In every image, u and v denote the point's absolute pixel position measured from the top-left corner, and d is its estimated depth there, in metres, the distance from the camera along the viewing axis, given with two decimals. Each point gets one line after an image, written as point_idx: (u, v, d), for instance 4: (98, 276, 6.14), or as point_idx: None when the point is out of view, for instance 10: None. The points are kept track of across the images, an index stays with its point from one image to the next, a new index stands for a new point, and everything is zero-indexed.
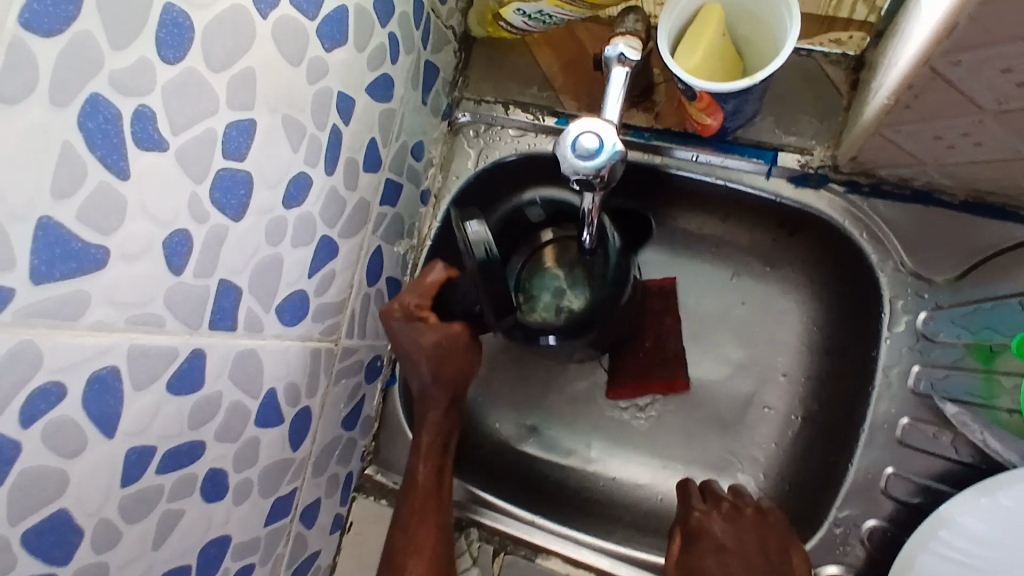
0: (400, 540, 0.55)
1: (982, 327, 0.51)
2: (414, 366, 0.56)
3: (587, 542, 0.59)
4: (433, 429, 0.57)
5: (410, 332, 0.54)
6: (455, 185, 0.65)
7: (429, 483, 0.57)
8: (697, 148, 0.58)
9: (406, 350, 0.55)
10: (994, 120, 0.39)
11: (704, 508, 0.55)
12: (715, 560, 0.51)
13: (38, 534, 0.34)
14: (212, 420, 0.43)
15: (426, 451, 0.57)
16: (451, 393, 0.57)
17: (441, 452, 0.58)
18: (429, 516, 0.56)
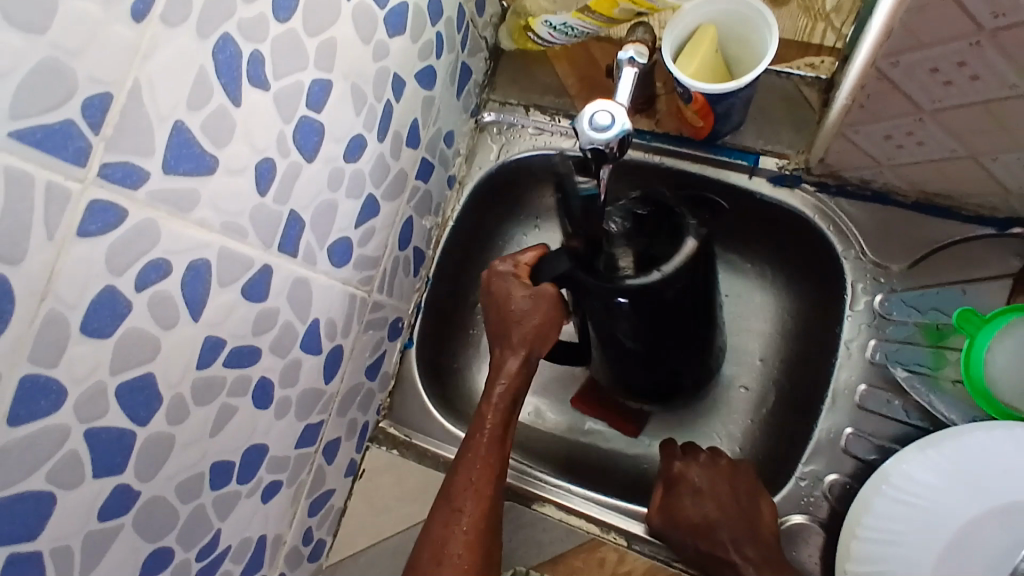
0: (454, 490, 0.57)
1: (929, 309, 0.60)
2: (496, 320, 0.60)
3: (579, 492, 0.65)
4: (505, 384, 0.59)
5: (506, 287, 0.60)
6: (477, 173, 0.74)
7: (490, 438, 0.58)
8: (691, 150, 0.67)
9: (495, 307, 0.61)
10: (931, 120, 0.49)
11: (684, 460, 0.62)
12: (689, 503, 0.59)
13: (133, 390, 0.40)
14: (268, 332, 0.50)
15: (494, 406, 0.59)
16: (525, 347, 0.59)
17: (513, 409, 0.59)
18: (486, 468, 0.57)
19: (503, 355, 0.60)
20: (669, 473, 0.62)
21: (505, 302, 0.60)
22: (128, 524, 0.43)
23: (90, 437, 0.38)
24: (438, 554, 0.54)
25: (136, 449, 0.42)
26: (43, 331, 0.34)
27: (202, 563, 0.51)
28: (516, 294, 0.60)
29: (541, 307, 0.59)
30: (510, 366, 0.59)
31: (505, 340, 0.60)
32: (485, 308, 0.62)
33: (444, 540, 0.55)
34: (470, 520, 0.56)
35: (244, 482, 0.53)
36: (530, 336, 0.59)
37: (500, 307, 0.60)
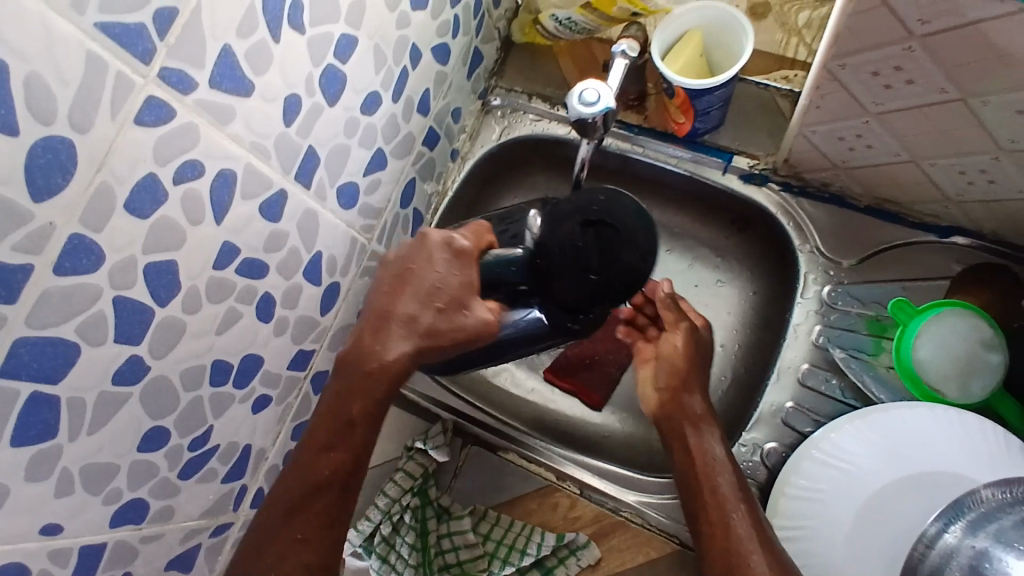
0: (299, 506, 0.51)
1: (872, 302, 0.67)
2: (404, 297, 0.52)
3: (584, 463, 0.68)
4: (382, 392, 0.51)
5: (437, 270, 0.52)
6: (479, 149, 0.80)
7: (334, 436, 0.52)
8: (673, 144, 0.74)
9: (411, 283, 0.52)
10: (877, 121, 0.56)
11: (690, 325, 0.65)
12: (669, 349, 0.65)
13: (157, 270, 0.46)
14: (277, 252, 0.57)
15: (368, 415, 0.52)
16: (392, 333, 0.51)
17: (369, 403, 0.52)
18: (333, 464, 0.52)
19: (387, 344, 0.51)
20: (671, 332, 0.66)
21: (396, 288, 0.52)
22: (135, 394, 0.49)
23: (116, 304, 0.44)
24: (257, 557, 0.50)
25: (152, 327, 0.48)
26: (94, 197, 0.40)
27: (192, 453, 0.56)
28: (443, 276, 0.52)
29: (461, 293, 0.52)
30: (366, 341, 0.52)
31: (387, 311, 0.52)
32: (378, 282, 0.54)
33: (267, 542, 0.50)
34: (287, 516, 0.50)
35: (238, 387, 0.58)
36: (439, 335, 0.51)
37: (401, 284, 0.53)
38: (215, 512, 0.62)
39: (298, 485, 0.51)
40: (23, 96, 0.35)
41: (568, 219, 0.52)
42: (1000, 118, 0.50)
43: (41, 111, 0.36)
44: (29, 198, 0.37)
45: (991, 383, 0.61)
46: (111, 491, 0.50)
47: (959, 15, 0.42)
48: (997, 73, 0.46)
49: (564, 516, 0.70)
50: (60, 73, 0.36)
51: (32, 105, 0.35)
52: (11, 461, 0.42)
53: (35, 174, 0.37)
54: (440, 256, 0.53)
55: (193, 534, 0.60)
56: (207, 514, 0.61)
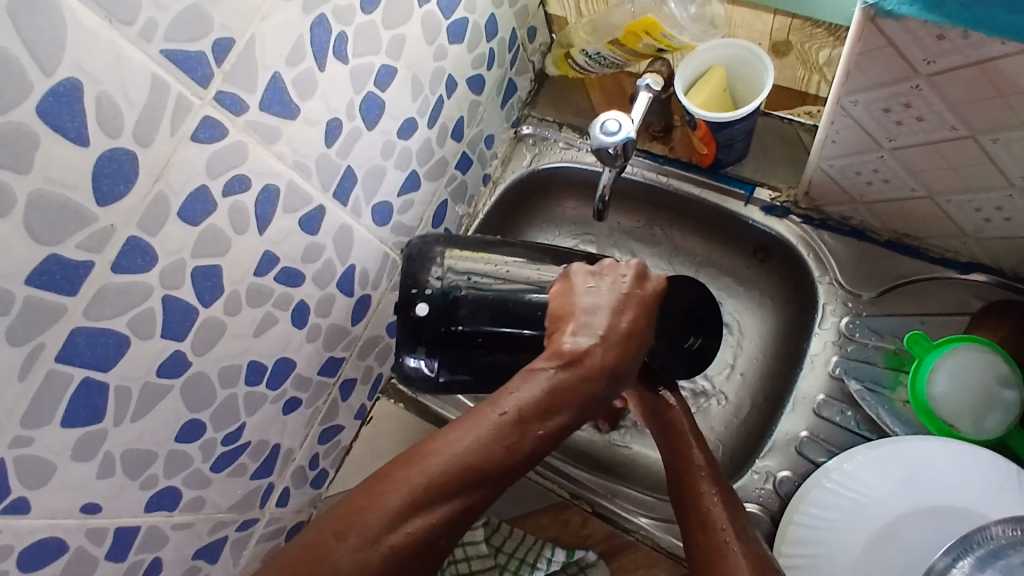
0: (438, 489, 0.41)
1: (889, 335, 0.68)
2: (614, 318, 0.48)
3: (620, 497, 0.69)
4: (570, 409, 0.45)
5: (631, 293, 0.50)
6: (511, 174, 0.84)
7: (525, 423, 0.44)
8: (697, 174, 0.77)
9: (614, 304, 0.49)
10: (891, 156, 0.58)
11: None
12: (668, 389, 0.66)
13: (203, 274, 0.51)
14: (313, 263, 0.61)
15: (554, 423, 0.45)
16: (617, 348, 0.47)
17: (567, 411, 0.45)
18: (506, 449, 0.43)
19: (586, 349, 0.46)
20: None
21: (575, 296, 0.50)
22: (175, 387, 0.53)
23: (164, 302, 0.49)
24: (386, 506, 0.41)
25: (195, 326, 0.52)
26: (150, 204, 0.45)
27: (225, 448, 0.60)
28: (629, 291, 0.50)
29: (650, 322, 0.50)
30: (584, 342, 0.47)
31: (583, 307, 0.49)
32: (567, 292, 0.51)
33: (404, 491, 0.41)
34: (443, 479, 0.41)
35: (271, 388, 0.62)
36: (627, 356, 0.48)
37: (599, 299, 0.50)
38: (242, 506, 0.66)
39: (461, 449, 0.42)
40: (94, 112, 0.40)
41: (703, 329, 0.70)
42: (1012, 156, 0.51)
43: (109, 126, 0.41)
44: (95, 203, 0.42)
45: (1006, 420, 0.60)
46: (148, 477, 0.54)
47: (962, 54, 0.44)
48: (1005, 111, 0.47)
49: (575, 532, 0.70)
50: (127, 92, 0.41)
51: (101, 120, 0.40)
52: (61, 440, 0.46)
53: (101, 183, 0.42)
54: (618, 273, 0.51)
55: (221, 525, 0.64)
56: (235, 508, 0.65)
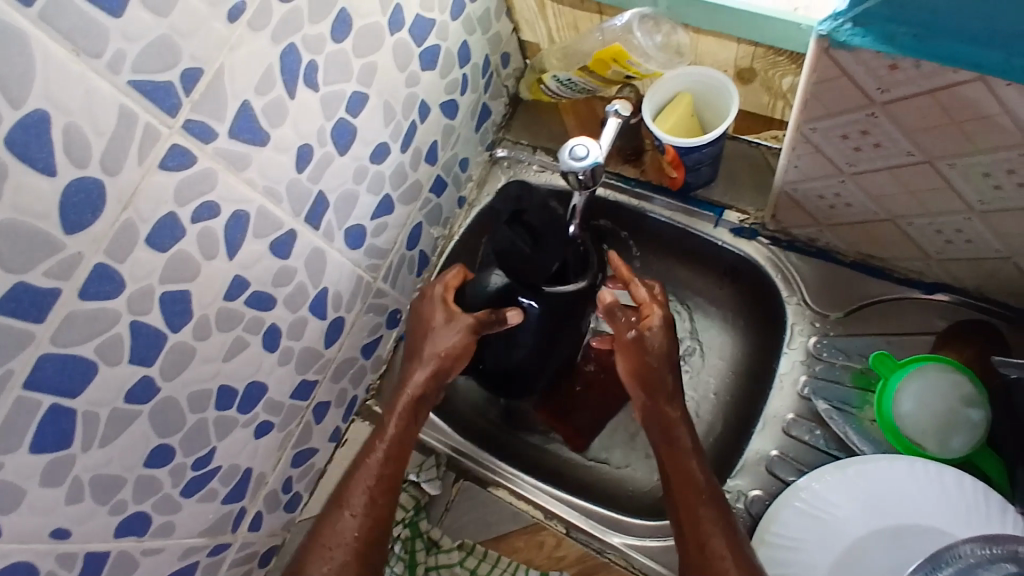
0: (352, 493, 0.62)
1: (857, 354, 0.69)
2: (435, 335, 0.68)
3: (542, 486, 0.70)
4: (410, 397, 0.67)
5: (433, 313, 0.68)
6: (485, 197, 0.85)
7: (388, 427, 0.65)
8: (667, 197, 0.78)
9: (427, 328, 0.68)
10: (852, 181, 0.59)
11: (666, 310, 0.65)
12: (658, 342, 0.63)
13: (172, 299, 0.51)
14: (285, 287, 0.61)
15: (398, 412, 0.66)
16: (437, 365, 0.67)
17: (407, 400, 0.67)
18: (380, 476, 0.63)
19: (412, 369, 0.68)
20: (652, 313, 0.64)
21: (421, 335, 0.69)
22: (144, 412, 0.53)
23: (133, 327, 0.49)
24: (320, 554, 0.58)
25: (165, 350, 0.52)
26: (118, 231, 0.45)
27: (195, 472, 0.60)
28: (442, 310, 0.68)
29: (466, 339, 0.67)
30: (416, 379, 0.67)
31: (417, 350, 0.68)
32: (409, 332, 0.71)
33: (325, 538, 0.59)
34: (353, 487, 0.62)
35: (243, 412, 0.62)
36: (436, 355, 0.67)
37: (421, 326, 0.69)
38: (213, 531, 0.65)
39: (358, 473, 0.63)
40: (62, 142, 0.40)
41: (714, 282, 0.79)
42: (968, 181, 0.53)
43: (78, 155, 0.41)
44: (63, 230, 0.42)
45: (971, 441, 0.61)
46: (117, 503, 0.54)
47: (915, 83, 0.46)
48: (958, 138, 0.49)
49: (548, 555, 0.71)
50: (95, 122, 0.42)
51: (70, 150, 0.41)
52: (27, 467, 0.46)
53: (69, 211, 0.42)
54: (435, 298, 0.69)
55: (192, 550, 0.64)
56: (206, 533, 0.65)
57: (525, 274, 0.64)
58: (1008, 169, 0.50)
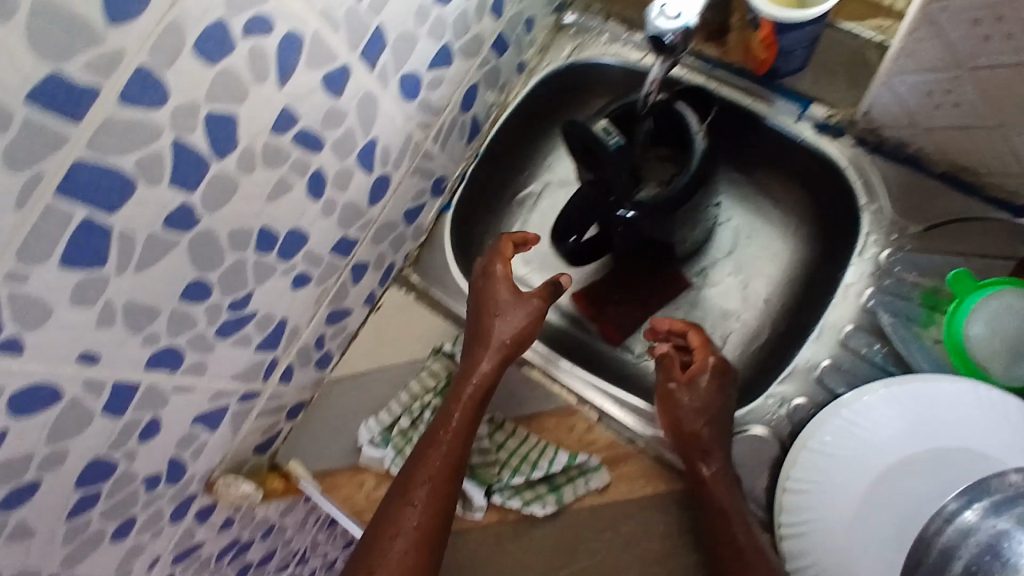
0: (412, 478, 0.64)
1: (931, 272, 0.64)
2: (495, 325, 0.69)
3: (580, 374, 0.72)
4: (477, 384, 0.67)
5: (495, 295, 0.71)
6: (547, 65, 0.79)
7: (454, 411, 0.66)
8: (750, 84, 0.71)
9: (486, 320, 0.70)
10: (968, 77, 0.53)
11: (719, 360, 0.67)
12: (691, 397, 0.64)
13: (217, 122, 0.47)
14: (334, 130, 0.57)
15: (464, 401, 0.66)
16: (507, 348, 0.68)
17: (470, 389, 0.67)
18: (446, 461, 0.64)
19: (479, 355, 0.68)
20: (702, 361, 0.67)
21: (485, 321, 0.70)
22: (182, 242, 0.50)
23: (174, 146, 0.45)
24: (387, 543, 0.61)
25: (207, 178, 0.49)
26: (164, 33, 0.41)
27: (231, 314, 0.58)
28: (501, 300, 0.70)
29: (529, 323, 0.70)
30: (484, 365, 0.67)
31: (482, 338, 0.69)
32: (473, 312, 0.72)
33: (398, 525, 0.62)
34: (414, 480, 0.63)
35: (282, 259, 0.60)
36: (501, 344, 0.68)
37: (481, 312, 0.70)
38: (245, 377, 0.65)
39: (423, 462, 0.64)
40: None
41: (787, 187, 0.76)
42: None
43: None
44: (104, 19, 0.37)
45: None
46: (150, 334, 0.52)
47: None
48: None
49: (578, 439, 0.68)
50: None
51: None
52: (59, 282, 0.43)
53: None
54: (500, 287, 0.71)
55: (223, 394, 0.63)
56: (238, 378, 0.64)
57: (609, 177, 0.65)
58: None
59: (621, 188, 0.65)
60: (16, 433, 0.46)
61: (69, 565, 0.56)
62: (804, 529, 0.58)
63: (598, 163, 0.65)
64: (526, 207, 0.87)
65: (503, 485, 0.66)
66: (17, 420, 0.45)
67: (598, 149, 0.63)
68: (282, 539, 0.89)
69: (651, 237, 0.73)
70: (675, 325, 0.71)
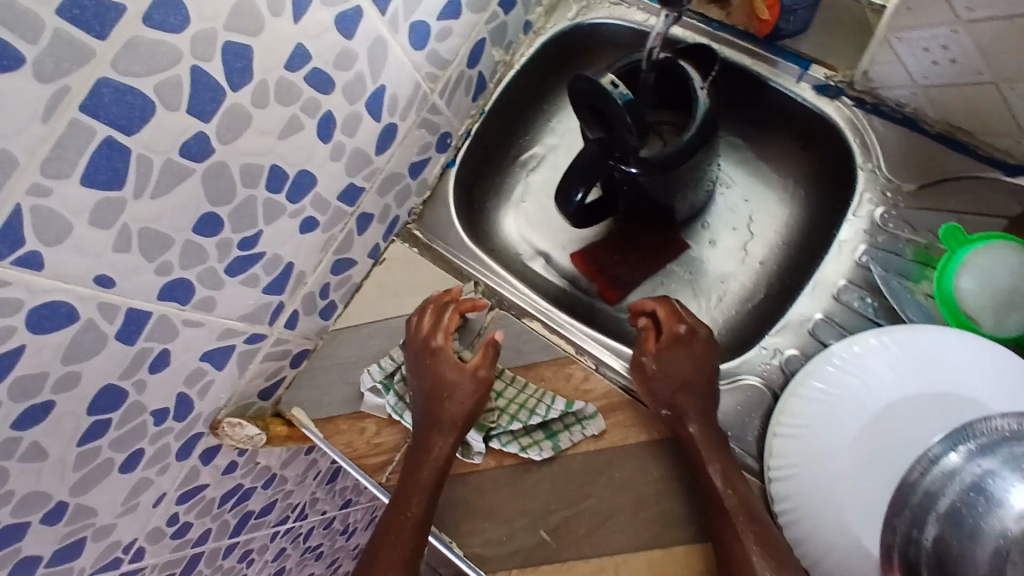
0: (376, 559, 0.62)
1: (923, 229, 0.66)
2: (448, 398, 0.67)
3: (580, 327, 0.74)
4: (432, 468, 0.65)
5: (441, 369, 0.68)
6: (554, 26, 0.80)
7: (411, 492, 0.64)
8: (753, 45, 0.73)
9: (438, 383, 0.68)
10: (965, 30, 0.54)
11: (689, 328, 0.67)
12: (660, 367, 0.65)
13: (234, 53, 0.48)
14: (345, 72, 0.58)
15: (421, 485, 0.65)
16: (458, 430, 0.66)
17: (427, 469, 0.65)
18: (410, 539, 0.63)
19: (430, 441, 0.66)
20: (671, 330, 0.67)
21: (437, 385, 0.67)
22: (197, 172, 0.51)
23: (193, 72, 0.46)
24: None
25: (222, 109, 0.50)
26: None
27: (240, 252, 0.60)
28: (450, 371, 0.68)
29: (478, 396, 0.67)
30: (438, 450, 0.66)
31: (433, 422, 0.66)
32: (416, 383, 0.70)
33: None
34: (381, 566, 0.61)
35: (291, 200, 0.61)
36: (457, 421, 0.66)
37: (429, 386, 0.68)
38: (251, 319, 0.66)
39: (390, 542, 0.62)
40: None
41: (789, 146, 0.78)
42: None
43: None
44: None
45: None
46: (163, 263, 0.53)
47: None
48: None
49: (576, 387, 0.70)
50: None
51: None
52: (79, 200, 0.45)
53: None
54: (445, 361, 0.68)
55: (231, 333, 0.64)
56: (245, 319, 0.65)
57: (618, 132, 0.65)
58: None
59: (627, 147, 0.66)
60: (34, 349, 0.47)
61: (79, 492, 0.58)
62: (793, 470, 0.60)
63: (603, 116, 0.66)
64: (529, 169, 0.88)
65: (502, 429, 0.68)
66: (35, 336, 0.47)
67: (606, 104, 0.64)
68: (282, 491, 0.90)
69: (652, 199, 0.72)
70: (643, 304, 0.71)
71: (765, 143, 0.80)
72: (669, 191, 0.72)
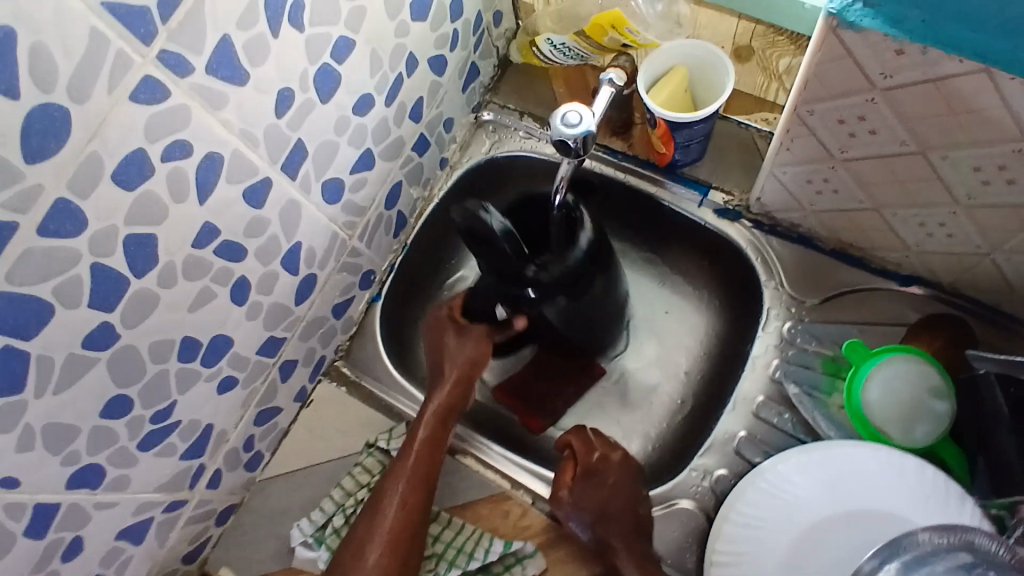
0: (378, 493, 0.67)
1: (828, 341, 0.70)
2: (454, 350, 0.74)
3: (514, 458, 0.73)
4: (435, 408, 0.71)
5: (445, 322, 0.76)
6: (468, 160, 0.83)
7: (415, 430, 0.70)
8: (655, 174, 0.77)
9: (439, 338, 0.76)
10: (842, 167, 0.59)
11: (604, 456, 0.68)
12: (574, 500, 0.65)
13: (135, 242, 0.48)
14: (257, 237, 0.58)
15: (427, 422, 0.70)
16: (459, 378, 0.73)
17: (431, 414, 0.71)
18: (414, 474, 0.67)
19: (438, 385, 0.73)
20: (587, 462, 0.68)
21: (441, 340, 0.75)
22: (103, 359, 0.50)
23: (94, 269, 0.46)
24: (360, 550, 0.64)
25: (126, 296, 0.49)
26: (84, 164, 0.42)
27: (154, 426, 0.58)
28: (448, 326, 0.75)
29: (478, 353, 0.74)
30: (443, 392, 0.72)
31: (439, 373, 0.74)
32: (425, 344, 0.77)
33: (368, 536, 0.64)
34: (385, 501, 0.66)
35: (206, 365, 0.60)
36: (461, 369, 0.73)
37: (436, 342, 0.76)
38: (169, 487, 0.63)
39: (391, 485, 0.66)
40: (26, 65, 0.37)
41: (698, 257, 0.81)
42: (957, 174, 0.52)
43: (43, 79, 0.38)
44: (22, 158, 0.39)
45: (934, 431, 0.63)
46: (69, 454, 0.51)
47: (919, 71, 0.45)
48: (954, 130, 0.49)
49: (513, 524, 0.69)
50: (61, 42, 0.38)
51: (33, 72, 0.38)
52: None
53: (30, 138, 0.39)
54: (444, 318, 0.76)
55: (147, 506, 0.61)
56: (163, 488, 0.62)
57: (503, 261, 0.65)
58: (999, 165, 0.50)
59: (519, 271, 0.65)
60: None
61: None
62: None
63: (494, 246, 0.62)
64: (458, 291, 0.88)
65: None
66: None
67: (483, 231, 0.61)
68: None
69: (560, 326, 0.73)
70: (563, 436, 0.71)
71: (677, 258, 0.83)
72: (577, 314, 0.72)
